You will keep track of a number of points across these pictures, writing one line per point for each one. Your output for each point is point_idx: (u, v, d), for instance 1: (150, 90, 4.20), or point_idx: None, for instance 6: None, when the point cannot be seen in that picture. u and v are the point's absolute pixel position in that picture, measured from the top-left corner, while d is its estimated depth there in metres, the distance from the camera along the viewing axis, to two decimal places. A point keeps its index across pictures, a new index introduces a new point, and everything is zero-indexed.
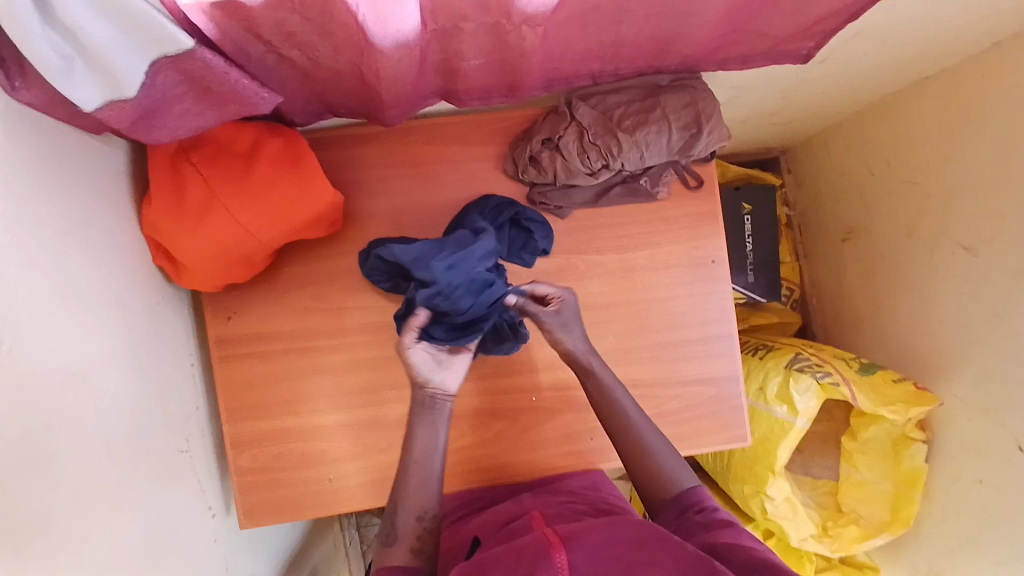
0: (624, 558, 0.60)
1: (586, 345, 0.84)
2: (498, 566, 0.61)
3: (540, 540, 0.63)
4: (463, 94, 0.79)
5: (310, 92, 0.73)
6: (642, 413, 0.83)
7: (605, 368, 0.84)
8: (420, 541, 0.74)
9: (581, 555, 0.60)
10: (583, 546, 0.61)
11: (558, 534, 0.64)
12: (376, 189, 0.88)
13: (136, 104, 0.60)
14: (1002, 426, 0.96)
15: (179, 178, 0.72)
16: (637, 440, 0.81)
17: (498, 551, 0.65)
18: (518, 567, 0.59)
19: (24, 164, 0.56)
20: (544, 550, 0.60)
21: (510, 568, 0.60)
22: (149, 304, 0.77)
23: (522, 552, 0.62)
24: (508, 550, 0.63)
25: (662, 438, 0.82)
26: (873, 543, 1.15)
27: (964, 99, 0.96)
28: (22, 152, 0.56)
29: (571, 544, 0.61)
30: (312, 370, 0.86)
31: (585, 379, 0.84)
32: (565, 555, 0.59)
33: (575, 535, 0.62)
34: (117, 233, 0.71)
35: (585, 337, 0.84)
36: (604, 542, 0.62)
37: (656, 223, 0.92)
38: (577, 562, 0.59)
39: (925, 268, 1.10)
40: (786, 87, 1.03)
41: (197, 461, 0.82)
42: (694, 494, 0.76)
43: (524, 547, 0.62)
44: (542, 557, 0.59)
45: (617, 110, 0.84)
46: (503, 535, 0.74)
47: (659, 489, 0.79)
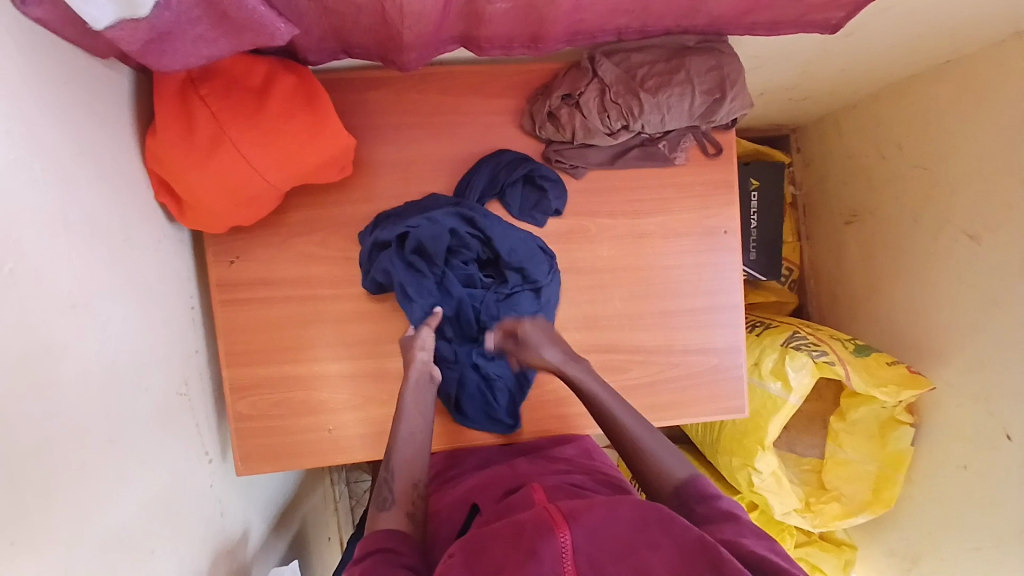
0: (627, 539, 0.57)
1: (563, 356, 0.83)
2: (496, 546, 0.58)
3: (540, 517, 0.59)
4: (484, 42, 0.77)
5: (326, 28, 0.70)
6: (628, 408, 0.80)
7: (590, 374, 0.82)
8: (414, 507, 0.71)
9: (584, 536, 0.57)
10: (586, 527, 0.57)
11: (560, 510, 0.60)
12: (387, 137, 0.85)
13: (150, 24, 0.56)
14: (993, 413, 0.98)
15: (186, 109, 0.69)
16: (636, 447, 0.77)
17: (495, 526, 0.60)
18: (518, 547, 0.56)
19: (31, 81, 0.53)
20: (545, 530, 0.57)
21: (511, 547, 0.57)
22: (152, 242, 0.75)
23: (522, 528, 0.58)
24: (505, 527, 0.60)
25: (670, 449, 0.76)
26: (853, 521, 1.18)
27: (981, 85, 0.95)
28: (30, 68, 0.53)
29: (573, 523, 0.57)
30: (315, 318, 0.84)
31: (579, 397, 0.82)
32: (567, 535, 0.56)
33: (576, 513, 0.59)
34: (122, 164, 0.69)
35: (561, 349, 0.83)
36: (607, 523, 0.58)
37: (670, 189, 0.90)
38: (580, 544, 0.56)
39: (927, 254, 1.11)
40: (809, 59, 1.01)
41: (195, 404, 0.81)
42: (699, 485, 0.71)
43: (523, 523, 0.59)
44: (543, 535, 0.57)
45: (640, 69, 0.82)
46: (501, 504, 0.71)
47: (660, 488, 0.74)
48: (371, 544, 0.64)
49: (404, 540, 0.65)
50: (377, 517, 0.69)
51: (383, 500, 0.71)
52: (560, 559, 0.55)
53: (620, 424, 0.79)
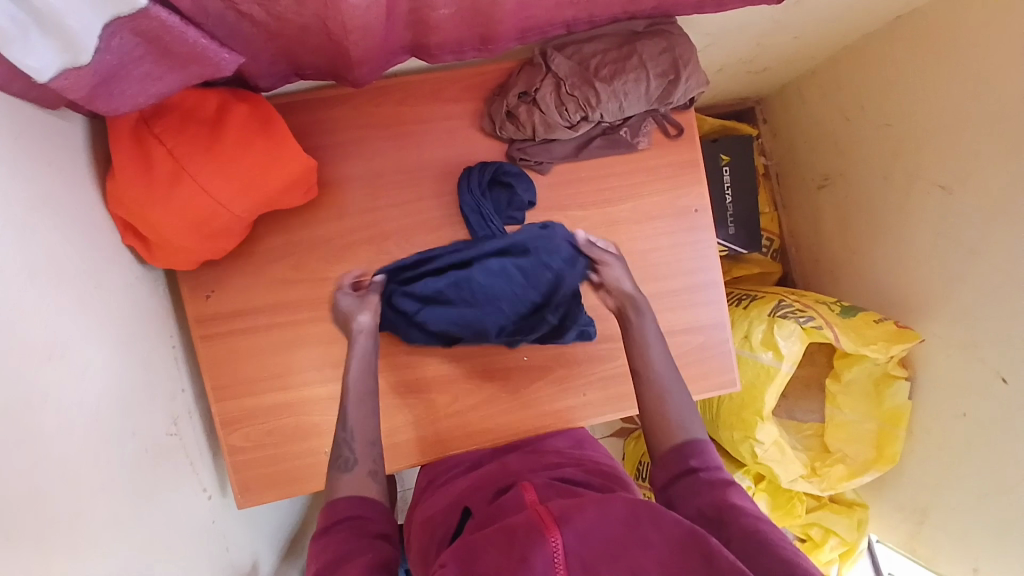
0: (618, 538, 0.57)
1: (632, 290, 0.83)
2: (488, 554, 0.57)
3: (531, 520, 0.59)
4: (434, 49, 0.77)
5: (274, 53, 0.70)
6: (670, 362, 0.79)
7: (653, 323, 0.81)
8: (375, 466, 0.69)
9: (574, 538, 0.57)
10: (576, 528, 0.57)
11: (551, 511, 0.60)
12: (350, 154, 0.85)
13: (92, 70, 0.56)
14: (983, 358, 0.98)
15: (142, 148, 0.68)
16: (656, 389, 0.76)
17: (487, 532, 0.60)
18: (509, 553, 0.56)
19: None
20: (535, 534, 0.57)
21: (500, 556, 0.56)
22: (123, 285, 0.74)
23: (513, 533, 0.58)
24: (496, 532, 0.60)
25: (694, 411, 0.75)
26: (860, 480, 1.19)
27: (933, 36, 0.96)
28: None
29: (563, 524, 0.57)
30: (299, 343, 0.84)
31: (624, 325, 0.82)
32: (558, 537, 0.56)
33: (567, 513, 0.59)
34: (85, 213, 0.68)
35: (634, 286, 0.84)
36: (599, 524, 0.58)
37: (637, 174, 0.91)
38: (571, 547, 0.56)
39: (901, 209, 1.12)
40: (761, 30, 1.01)
41: (187, 442, 0.81)
42: (699, 445, 0.71)
43: (514, 527, 0.59)
44: (534, 539, 0.57)
45: (593, 59, 0.82)
46: (492, 507, 0.70)
47: (657, 434, 0.74)
48: (332, 515, 0.63)
49: (372, 506, 0.65)
50: (338, 482, 0.67)
51: (344, 460, 0.69)
52: (553, 564, 0.54)
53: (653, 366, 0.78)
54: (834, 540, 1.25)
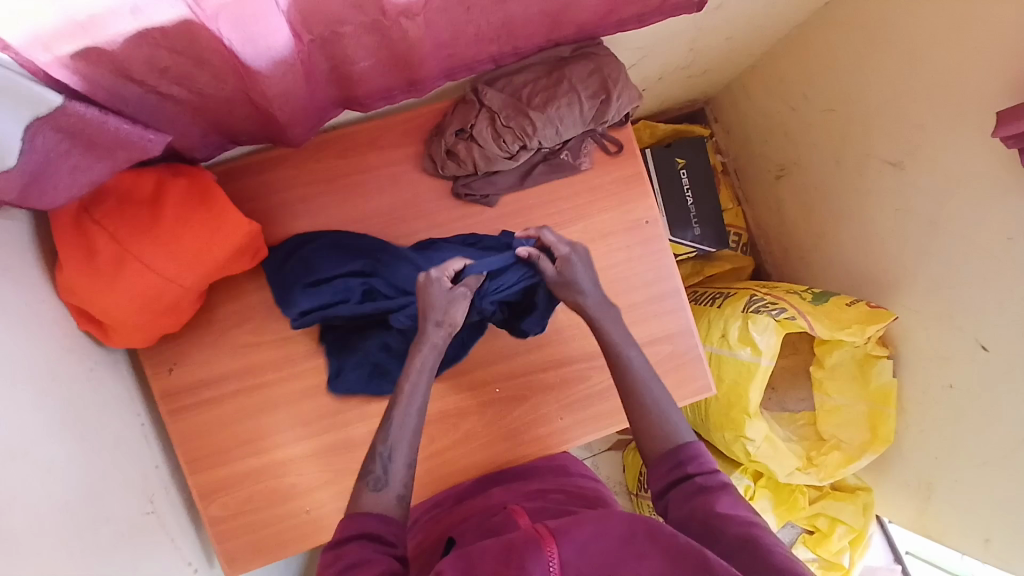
0: (615, 551, 0.57)
1: (600, 300, 0.81)
2: (486, 562, 0.56)
3: (529, 533, 0.58)
4: (364, 99, 0.78)
5: (204, 125, 0.71)
6: (649, 366, 0.78)
7: (625, 335, 0.80)
8: (406, 490, 0.65)
9: (573, 552, 0.57)
10: (575, 541, 0.57)
11: (547, 527, 0.60)
12: (297, 212, 0.86)
13: (20, 171, 0.56)
14: (961, 327, 0.98)
15: (84, 237, 0.69)
16: (638, 401, 0.76)
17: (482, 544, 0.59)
18: (509, 563, 0.55)
19: None
20: (534, 545, 0.57)
21: (498, 566, 0.55)
22: (82, 371, 0.74)
23: (510, 544, 0.58)
24: (494, 543, 0.58)
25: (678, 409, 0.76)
26: (857, 465, 1.17)
27: (863, 15, 0.97)
28: None
29: (562, 537, 0.57)
30: (268, 406, 0.85)
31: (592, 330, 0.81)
32: (556, 549, 0.56)
33: (565, 528, 0.59)
34: (34, 308, 0.68)
35: (597, 289, 0.81)
36: (595, 537, 0.58)
37: (584, 194, 0.92)
38: (569, 558, 0.56)
39: (857, 190, 1.13)
40: (691, 36, 1.03)
41: (166, 520, 0.80)
42: (691, 449, 0.71)
43: (512, 539, 0.58)
44: (533, 553, 0.56)
45: (525, 89, 0.83)
46: (484, 530, 0.70)
47: (653, 447, 0.73)
48: (359, 532, 0.59)
49: (395, 529, 0.61)
50: (364, 495, 0.63)
51: (377, 478, 0.65)
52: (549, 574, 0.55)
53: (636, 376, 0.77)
54: (841, 528, 1.24)
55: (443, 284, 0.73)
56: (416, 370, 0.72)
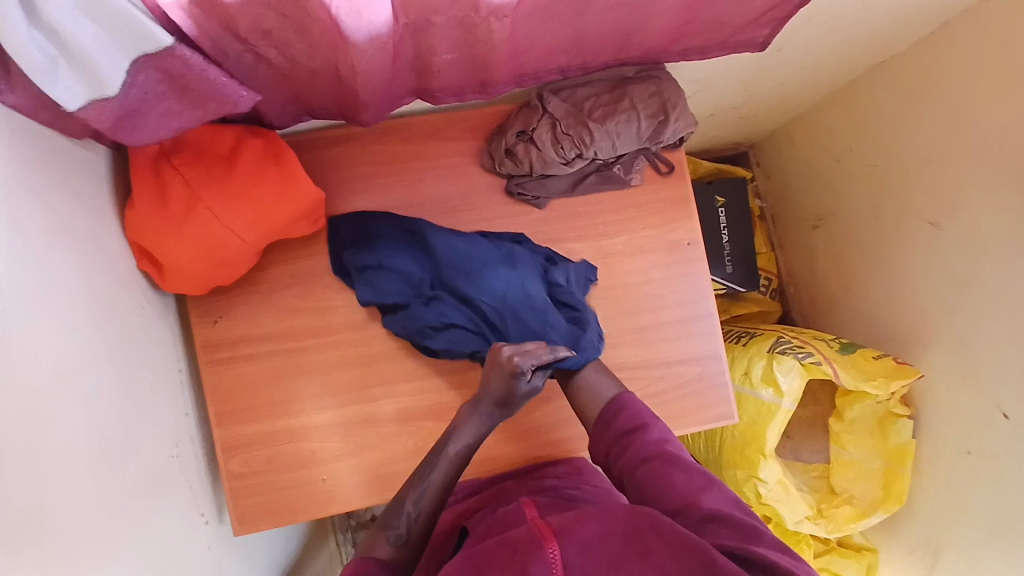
0: (617, 549, 0.58)
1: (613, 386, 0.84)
2: (490, 567, 0.57)
3: (531, 532, 0.59)
4: (437, 92, 0.82)
5: (288, 93, 0.75)
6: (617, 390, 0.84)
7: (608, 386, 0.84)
8: (412, 545, 0.75)
9: (577, 551, 0.57)
10: (579, 542, 0.58)
11: (551, 525, 0.60)
12: (356, 188, 0.90)
13: (117, 103, 0.61)
14: (985, 393, 0.98)
15: (160, 181, 0.73)
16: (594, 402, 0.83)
17: (486, 546, 0.60)
18: (511, 565, 0.56)
19: (22, 167, 0.59)
20: (536, 546, 0.57)
21: (502, 569, 0.56)
22: (136, 308, 0.78)
23: (514, 546, 0.58)
24: (495, 546, 0.59)
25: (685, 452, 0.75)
26: (868, 521, 1.16)
27: (916, 77, 1.01)
28: (24, 157, 0.59)
29: (563, 537, 0.58)
30: (301, 370, 0.87)
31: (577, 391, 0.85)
32: (558, 549, 0.57)
33: (568, 527, 0.59)
34: (102, 240, 0.72)
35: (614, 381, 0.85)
36: (599, 535, 0.59)
37: (631, 209, 0.95)
38: (573, 559, 0.56)
39: (893, 247, 1.14)
40: (748, 77, 1.07)
41: (188, 467, 0.82)
42: (621, 403, 0.81)
43: (515, 541, 0.59)
44: (536, 553, 0.57)
45: (586, 102, 0.87)
46: (491, 520, 0.71)
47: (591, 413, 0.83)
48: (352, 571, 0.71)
49: (390, 571, 0.72)
50: (376, 543, 0.75)
51: (391, 528, 0.76)
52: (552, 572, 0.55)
53: (602, 396, 0.83)
54: None
55: (506, 371, 0.78)
56: (455, 438, 0.80)
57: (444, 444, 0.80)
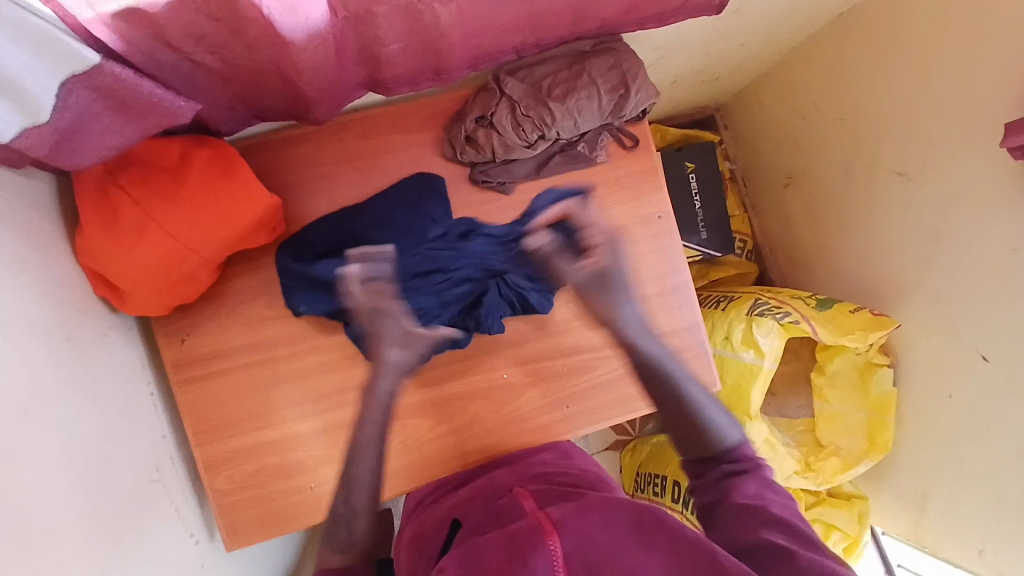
0: (619, 542, 0.57)
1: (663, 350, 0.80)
2: (488, 559, 0.57)
3: (531, 525, 0.59)
4: (390, 83, 0.79)
5: (233, 98, 0.72)
6: (705, 391, 0.76)
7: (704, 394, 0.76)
8: (368, 544, 0.72)
9: (576, 541, 0.57)
10: (578, 532, 0.58)
11: (552, 516, 0.60)
12: (316, 190, 0.88)
13: (52, 127, 0.57)
14: (961, 337, 1.00)
15: (108, 200, 0.70)
16: (693, 409, 0.74)
17: (487, 537, 0.60)
18: (512, 558, 0.56)
19: None
20: (536, 538, 0.57)
21: (502, 560, 0.56)
22: (97, 335, 0.75)
23: (514, 537, 0.58)
24: (497, 537, 0.59)
25: (719, 407, 0.75)
26: (855, 471, 1.18)
27: (877, 29, 1.00)
28: None
29: (564, 530, 0.57)
30: (278, 380, 0.86)
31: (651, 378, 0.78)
32: (558, 541, 0.56)
33: (569, 518, 0.59)
34: (54, 270, 0.69)
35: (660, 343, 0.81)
36: (601, 526, 0.58)
37: (599, 186, 0.94)
38: (573, 550, 0.56)
39: (865, 199, 1.14)
40: (708, 40, 1.05)
41: (171, 489, 0.81)
42: (739, 449, 0.71)
43: (514, 532, 0.59)
44: (537, 546, 0.56)
45: (545, 80, 0.85)
46: (488, 513, 0.70)
47: (710, 450, 0.72)
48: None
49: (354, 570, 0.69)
50: (327, 554, 0.72)
51: (340, 538, 0.72)
52: (553, 567, 0.55)
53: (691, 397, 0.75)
54: (836, 535, 1.24)
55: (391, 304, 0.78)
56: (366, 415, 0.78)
57: (358, 433, 0.77)
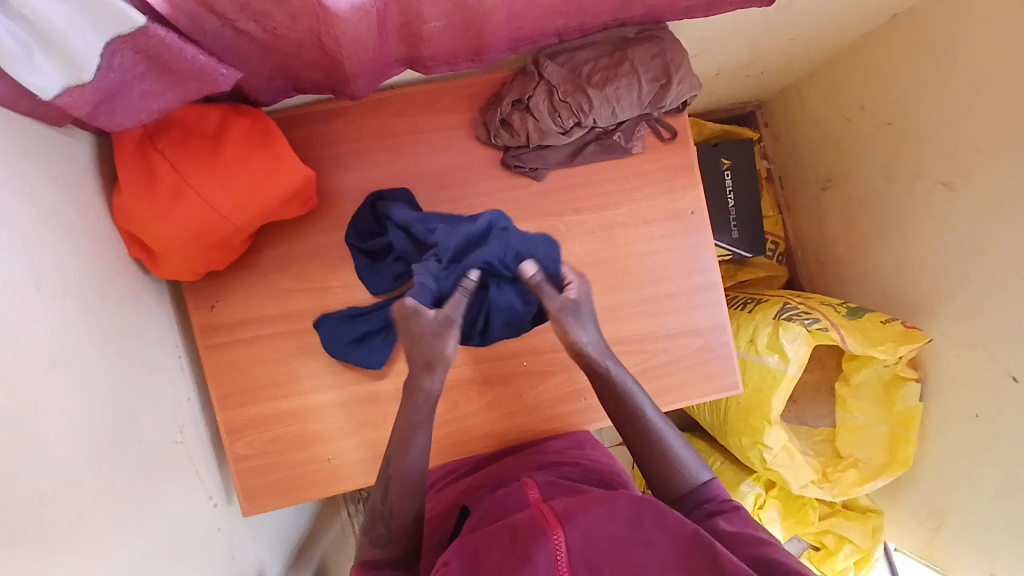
0: (622, 539, 0.58)
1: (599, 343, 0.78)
2: (491, 553, 0.58)
3: (534, 518, 0.59)
4: (428, 62, 0.78)
5: (273, 68, 0.72)
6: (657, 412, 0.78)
7: (622, 370, 0.78)
8: (408, 541, 0.73)
9: (579, 537, 0.57)
10: (581, 527, 0.58)
11: (554, 510, 0.60)
12: (349, 165, 0.88)
13: (95, 87, 0.58)
14: (993, 357, 0.96)
15: (147, 164, 0.71)
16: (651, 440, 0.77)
17: (488, 530, 0.60)
18: (514, 552, 0.56)
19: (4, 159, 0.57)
20: (539, 533, 0.57)
21: (506, 553, 0.57)
22: (130, 296, 0.77)
23: (516, 532, 0.58)
24: (500, 531, 0.59)
25: (687, 447, 0.78)
26: (872, 485, 1.16)
27: (932, 32, 0.95)
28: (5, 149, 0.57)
29: (567, 523, 0.58)
30: (302, 352, 0.87)
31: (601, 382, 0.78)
32: (561, 536, 0.57)
33: (572, 513, 0.59)
34: (91, 230, 0.71)
35: (597, 334, 0.77)
36: (603, 521, 0.58)
37: (632, 177, 0.92)
38: (576, 546, 0.57)
39: (905, 207, 1.10)
40: (756, 34, 1.02)
41: (193, 450, 0.83)
42: (710, 490, 0.74)
43: (517, 525, 0.59)
44: (540, 538, 0.57)
45: (585, 66, 0.83)
46: (491, 501, 0.71)
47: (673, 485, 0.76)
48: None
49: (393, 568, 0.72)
50: (369, 549, 0.74)
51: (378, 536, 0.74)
52: (556, 562, 0.55)
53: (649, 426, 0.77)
54: (847, 547, 1.23)
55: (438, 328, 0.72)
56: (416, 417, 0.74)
57: (410, 435, 0.73)
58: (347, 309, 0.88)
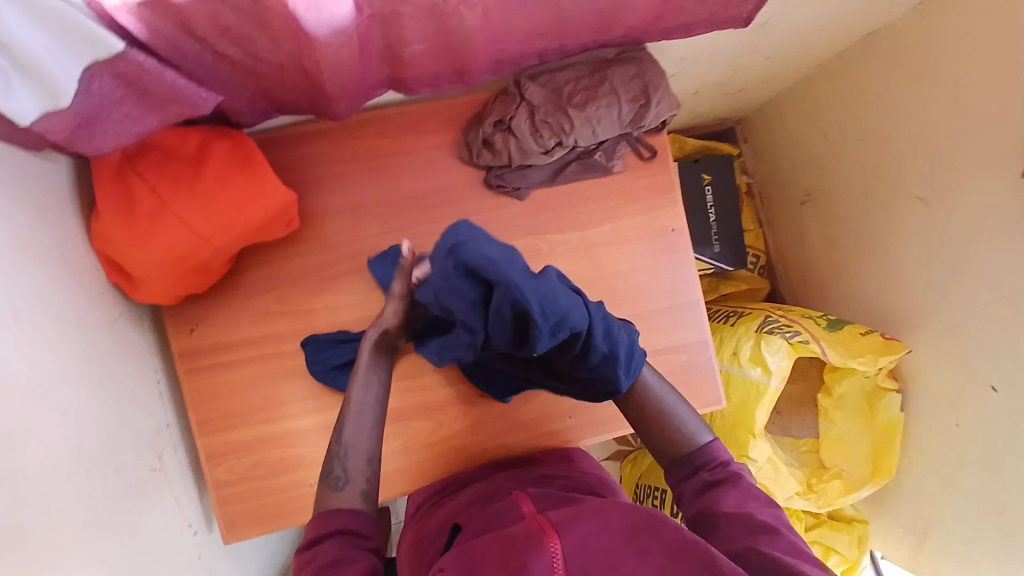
0: (616, 548, 0.57)
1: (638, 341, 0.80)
2: (487, 563, 0.57)
3: (530, 528, 0.59)
4: (411, 83, 0.79)
5: (254, 91, 0.72)
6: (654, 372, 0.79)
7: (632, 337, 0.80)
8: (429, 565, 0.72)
9: (574, 546, 0.57)
10: (575, 538, 0.58)
11: (550, 519, 0.60)
12: (331, 187, 0.88)
13: (73, 112, 0.57)
14: (971, 367, 0.98)
15: (126, 188, 0.70)
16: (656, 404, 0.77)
17: (483, 541, 0.60)
18: (508, 560, 0.56)
19: None
20: (536, 542, 0.57)
21: (500, 562, 0.56)
22: (108, 320, 0.75)
23: (511, 542, 0.58)
24: (492, 542, 0.59)
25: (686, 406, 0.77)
26: (856, 495, 1.17)
27: (905, 49, 0.98)
28: None
29: (563, 533, 0.58)
30: (283, 374, 0.87)
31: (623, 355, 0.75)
32: (557, 544, 0.56)
33: (566, 523, 0.59)
34: (69, 255, 0.70)
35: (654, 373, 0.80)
36: (596, 532, 0.58)
37: (613, 196, 0.93)
38: (571, 554, 0.56)
39: (882, 219, 1.13)
40: (733, 54, 1.05)
41: (172, 477, 0.81)
42: (711, 451, 0.73)
43: (513, 537, 0.59)
44: (535, 548, 0.56)
45: (566, 87, 0.84)
46: (486, 516, 0.70)
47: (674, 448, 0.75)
48: None
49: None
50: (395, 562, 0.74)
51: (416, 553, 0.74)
52: (553, 567, 0.55)
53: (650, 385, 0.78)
54: (835, 556, 1.23)
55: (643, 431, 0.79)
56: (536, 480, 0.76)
57: None
58: (335, 333, 0.87)
